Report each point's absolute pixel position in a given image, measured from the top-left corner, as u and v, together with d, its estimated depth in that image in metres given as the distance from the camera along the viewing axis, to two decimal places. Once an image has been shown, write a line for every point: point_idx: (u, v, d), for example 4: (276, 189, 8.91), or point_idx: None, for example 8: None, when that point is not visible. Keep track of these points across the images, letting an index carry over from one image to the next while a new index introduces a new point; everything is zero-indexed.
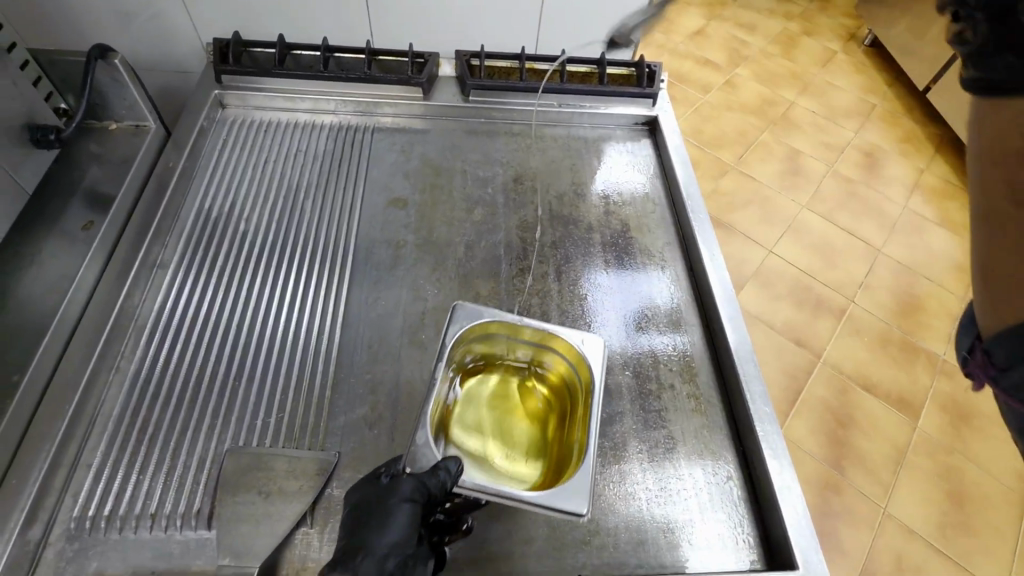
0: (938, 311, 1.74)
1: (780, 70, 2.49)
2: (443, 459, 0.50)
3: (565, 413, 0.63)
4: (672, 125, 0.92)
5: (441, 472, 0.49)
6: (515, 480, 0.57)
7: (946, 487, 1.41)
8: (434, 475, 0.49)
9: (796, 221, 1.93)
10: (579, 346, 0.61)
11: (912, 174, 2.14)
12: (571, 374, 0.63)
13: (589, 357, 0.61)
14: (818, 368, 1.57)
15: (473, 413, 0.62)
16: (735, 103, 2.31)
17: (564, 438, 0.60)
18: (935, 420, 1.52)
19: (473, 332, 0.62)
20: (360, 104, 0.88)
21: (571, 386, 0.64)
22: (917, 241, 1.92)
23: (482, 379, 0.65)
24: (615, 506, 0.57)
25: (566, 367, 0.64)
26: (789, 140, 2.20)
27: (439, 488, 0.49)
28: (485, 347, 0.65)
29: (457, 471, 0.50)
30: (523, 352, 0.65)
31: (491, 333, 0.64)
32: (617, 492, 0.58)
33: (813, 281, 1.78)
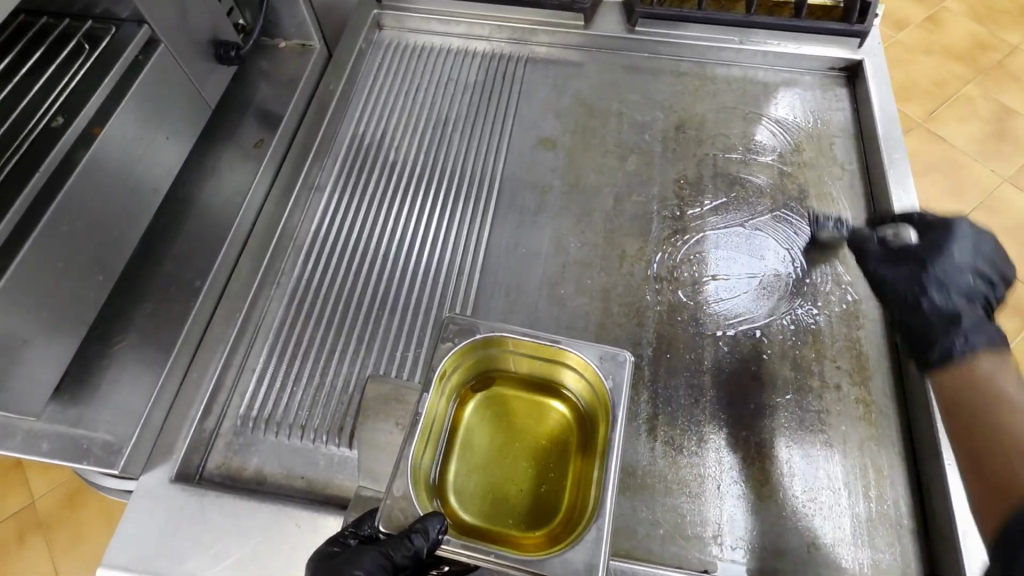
0: None
1: (1007, 4, 2.00)
2: (418, 522, 0.44)
3: (586, 437, 0.55)
4: (881, 72, 0.76)
5: (415, 538, 0.44)
6: (519, 522, 0.52)
7: None
8: (403, 543, 0.43)
9: (991, 198, 1.61)
10: (595, 364, 0.53)
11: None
12: (591, 396, 0.55)
13: (608, 380, 0.52)
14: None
15: (479, 442, 0.56)
16: (938, 45, 1.91)
17: (583, 473, 0.53)
18: None
19: (466, 351, 0.55)
20: (516, 30, 0.82)
21: (594, 411, 0.55)
22: None
23: (488, 400, 0.58)
24: (735, 502, 0.53)
25: (585, 386, 0.55)
26: (1002, 95, 1.79)
27: (411, 558, 0.43)
28: (488, 363, 0.57)
29: (434, 536, 0.44)
30: (533, 368, 0.57)
31: (492, 350, 0.56)
32: (735, 488, 0.53)
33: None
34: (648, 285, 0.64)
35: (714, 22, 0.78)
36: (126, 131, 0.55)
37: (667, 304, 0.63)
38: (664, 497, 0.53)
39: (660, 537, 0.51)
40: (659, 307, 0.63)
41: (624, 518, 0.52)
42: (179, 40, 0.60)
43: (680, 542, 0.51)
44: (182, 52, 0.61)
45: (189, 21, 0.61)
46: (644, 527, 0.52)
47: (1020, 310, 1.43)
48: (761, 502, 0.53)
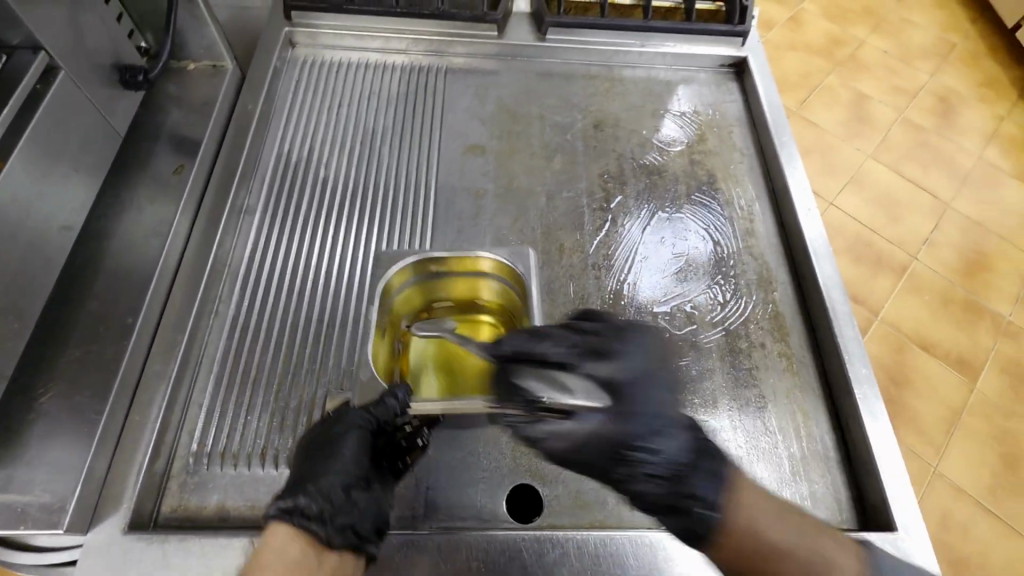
0: (1006, 271, 1.79)
1: (852, 5, 2.41)
2: (389, 390, 0.54)
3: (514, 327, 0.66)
4: (762, 67, 0.86)
5: (387, 400, 0.53)
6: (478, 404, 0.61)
7: (1001, 452, 1.48)
8: (379, 405, 0.53)
9: (859, 172, 1.95)
10: (505, 259, 0.63)
11: (980, 140, 2.08)
12: (508, 291, 0.66)
13: (520, 267, 0.62)
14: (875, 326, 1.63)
15: (431, 360, 0.64)
16: (799, 42, 2.26)
17: None
18: (995, 383, 1.58)
19: (403, 278, 0.64)
20: (432, 43, 0.84)
21: (514, 304, 0.66)
22: (989, 196, 1.95)
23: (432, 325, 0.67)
24: None
25: (502, 286, 0.66)
26: (856, 84, 2.17)
27: (389, 416, 0.53)
28: (419, 289, 0.66)
29: (404, 398, 0.53)
30: (461, 287, 0.67)
31: (422, 278, 0.65)
32: None
33: (877, 238, 1.81)
34: (588, 273, 0.68)
35: (617, 27, 0.84)
36: (29, 165, 0.51)
37: (607, 290, 0.67)
38: None
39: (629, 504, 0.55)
40: (601, 292, 0.67)
41: (594, 491, 0.55)
42: (79, 65, 0.56)
43: None
44: (84, 78, 0.57)
45: (90, 44, 0.58)
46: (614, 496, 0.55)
47: (896, 268, 1.75)
48: None
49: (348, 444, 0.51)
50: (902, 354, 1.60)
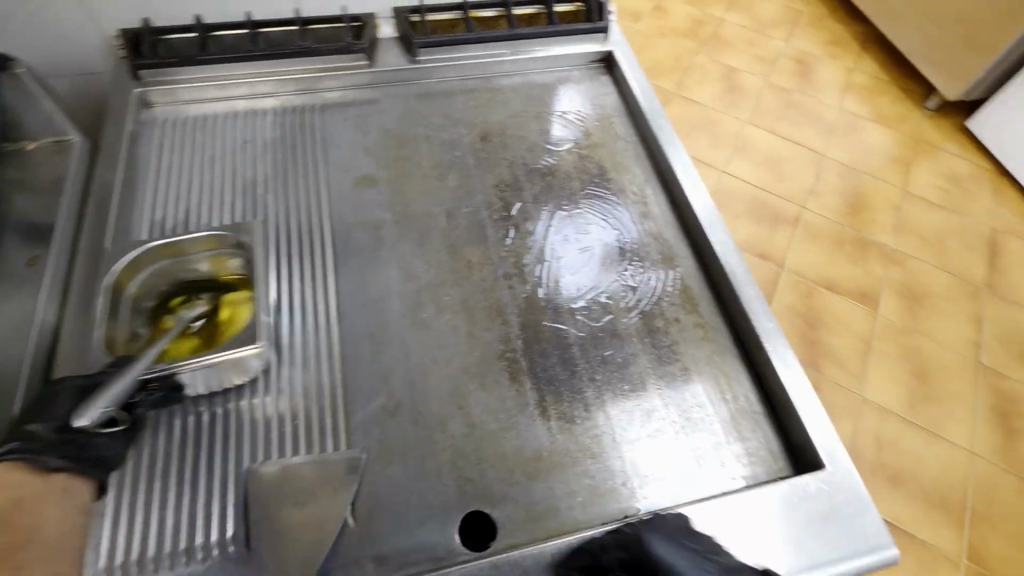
0: (882, 204, 1.97)
1: None
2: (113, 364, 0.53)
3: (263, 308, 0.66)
4: (628, 58, 0.90)
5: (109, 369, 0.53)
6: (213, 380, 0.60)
7: (912, 367, 1.62)
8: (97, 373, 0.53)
9: (742, 139, 2.10)
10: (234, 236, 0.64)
11: (837, 93, 2.30)
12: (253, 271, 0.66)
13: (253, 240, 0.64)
14: (785, 277, 1.76)
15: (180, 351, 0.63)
16: (666, 27, 2.44)
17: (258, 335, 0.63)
18: (894, 307, 1.74)
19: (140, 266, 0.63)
20: (301, 81, 0.81)
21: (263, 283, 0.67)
22: (855, 141, 2.15)
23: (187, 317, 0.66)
24: (632, 444, 0.58)
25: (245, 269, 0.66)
26: (724, 59, 2.36)
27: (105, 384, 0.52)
28: (167, 277, 0.65)
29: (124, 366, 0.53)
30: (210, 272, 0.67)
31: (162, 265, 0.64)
32: (630, 432, 0.59)
33: (769, 194, 1.95)
34: (501, 285, 0.68)
35: (486, 40, 0.86)
36: None
37: (522, 298, 0.67)
38: (574, 467, 0.56)
39: (581, 504, 0.55)
40: (517, 300, 0.67)
41: (545, 501, 0.54)
42: None
43: (598, 502, 0.55)
44: None
45: None
46: (564, 501, 0.55)
47: (791, 221, 1.89)
48: (650, 435, 0.59)
49: (60, 402, 0.51)
50: (812, 298, 1.73)
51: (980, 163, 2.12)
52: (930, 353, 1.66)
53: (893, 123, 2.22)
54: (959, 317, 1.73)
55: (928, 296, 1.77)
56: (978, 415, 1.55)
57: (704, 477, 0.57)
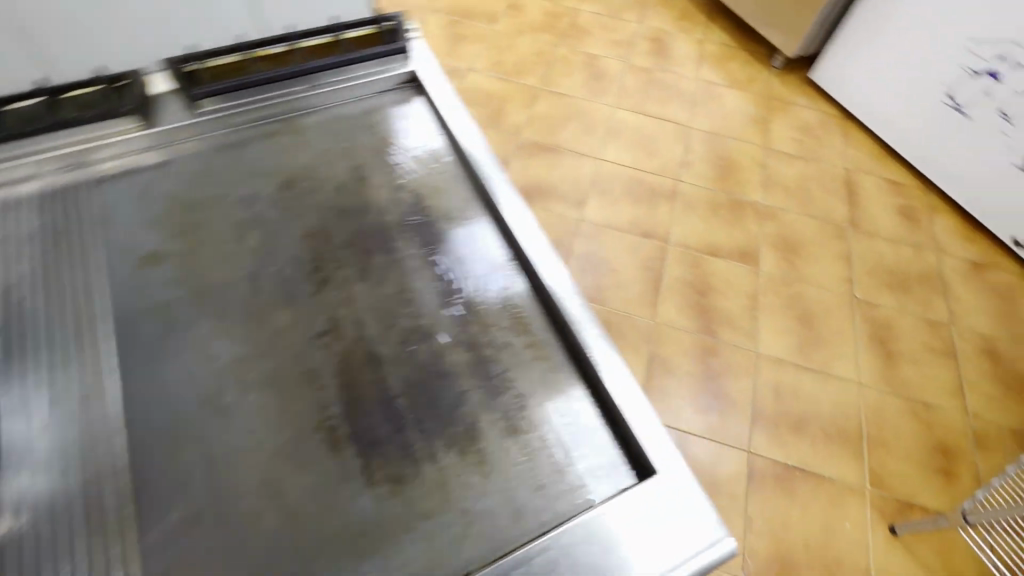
0: (748, 164, 2.07)
1: None
2: None
3: None
4: (435, 77, 0.87)
5: None
6: None
7: (797, 314, 1.71)
8: None
9: (611, 123, 2.14)
10: None
11: (693, 65, 2.40)
12: None
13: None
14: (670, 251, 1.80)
15: None
16: (522, 24, 2.45)
17: None
18: (773, 260, 1.82)
19: None
20: (64, 155, 0.71)
21: None
22: (716, 108, 2.25)
23: None
24: (472, 491, 0.55)
25: None
26: (582, 47, 2.40)
27: None
28: None
29: None
30: None
31: None
32: (469, 478, 0.56)
33: (644, 173, 2.00)
34: (314, 345, 0.62)
35: (275, 78, 0.81)
36: None
37: (340, 354, 0.62)
38: (407, 532, 0.52)
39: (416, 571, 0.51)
40: (334, 359, 0.61)
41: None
42: None
43: (435, 563, 0.51)
44: None
45: None
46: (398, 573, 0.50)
47: (668, 195, 1.95)
48: (489, 476, 0.56)
49: None
50: (698, 266, 1.78)
51: (827, 111, 2.28)
52: (810, 297, 1.75)
53: (746, 86, 2.34)
54: (831, 259, 1.84)
55: (801, 244, 1.87)
56: (860, 347, 1.66)
57: (547, 507, 0.55)
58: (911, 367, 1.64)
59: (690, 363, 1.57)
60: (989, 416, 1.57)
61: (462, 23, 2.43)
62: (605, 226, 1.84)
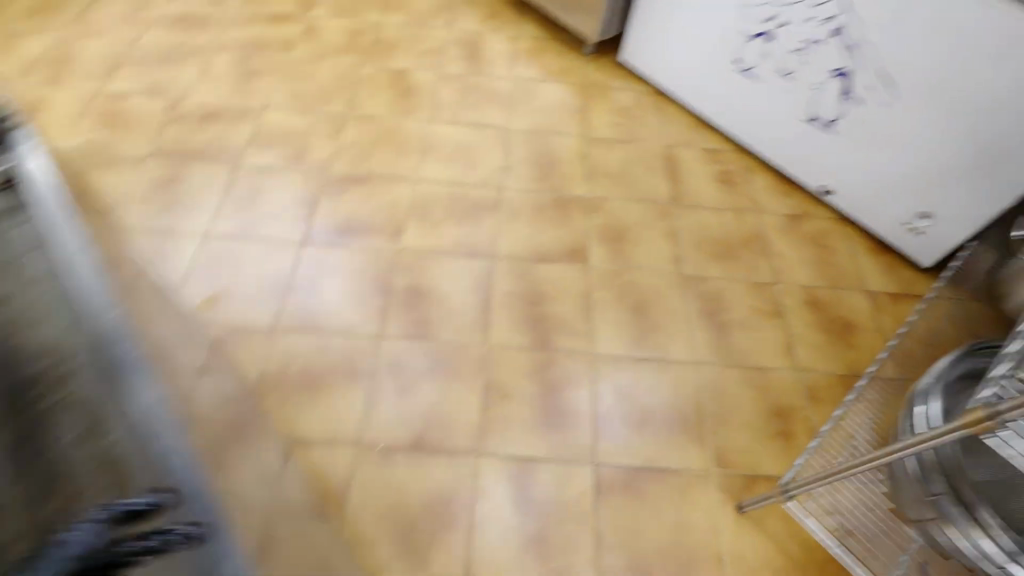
0: (570, 157, 2.04)
1: None
2: None
3: None
4: None
5: None
6: None
7: (631, 304, 1.69)
8: None
9: (426, 140, 2.04)
10: None
11: (506, 63, 2.34)
12: None
13: None
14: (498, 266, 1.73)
15: None
16: (322, 47, 2.30)
17: None
18: (603, 253, 1.79)
19: None
20: None
21: None
22: (533, 103, 2.20)
23: None
24: None
25: None
26: (390, 62, 2.28)
27: None
28: None
29: None
30: None
31: None
32: None
33: (464, 187, 1.91)
34: None
35: None
36: None
37: None
38: None
39: None
40: None
41: None
42: None
43: None
44: None
45: None
46: None
47: (491, 206, 1.88)
48: None
49: None
50: (529, 277, 1.72)
51: (642, 89, 2.29)
52: (643, 284, 1.74)
53: (562, 76, 2.31)
54: (658, 240, 1.84)
55: (629, 231, 1.86)
56: (694, 325, 1.67)
57: None
58: (744, 335, 1.66)
59: (527, 382, 1.52)
60: (818, 367, 1.62)
61: (256, 55, 2.24)
62: (428, 253, 1.75)
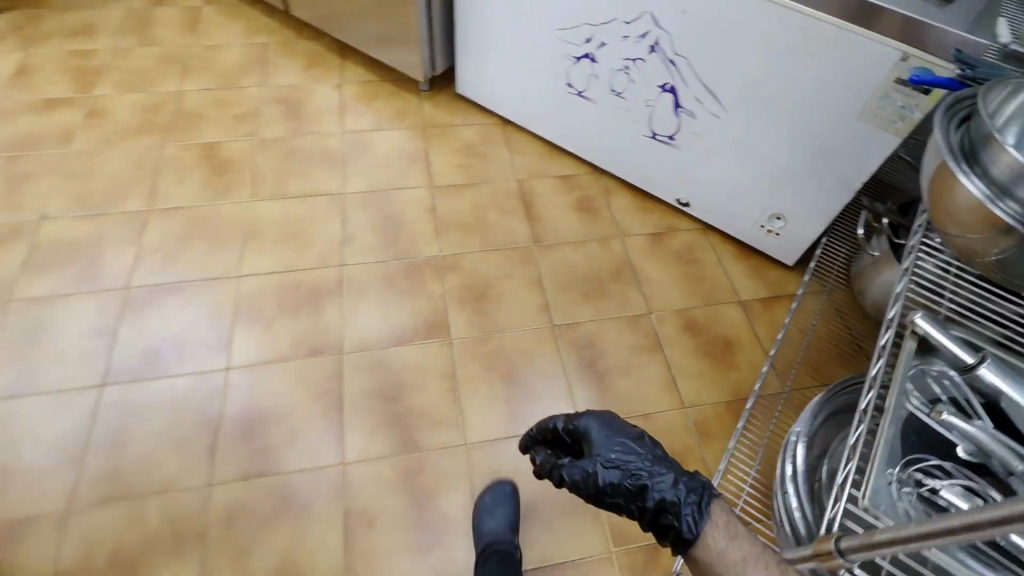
0: (416, 214, 1.85)
1: (149, 62, 2.20)
2: None
3: None
4: None
5: None
6: None
7: (501, 374, 1.53)
8: None
9: (248, 223, 1.78)
10: None
11: (335, 116, 2.11)
12: None
13: None
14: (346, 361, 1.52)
15: None
16: (111, 131, 1.97)
17: None
18: (464, 319, 1.62)
19: None
20: None
21: None
22: (369, 157, 1.99)
23: None
24: None
25: None
26: (197, 137, 1.99)
27: None
28: None
29: None
30: None
31: None
32: None
33: (298, 272, 1.68)
34: None
35: None
36: None
37: None
38: None
39: None
40: None
41: None
42: None
43: None
44: None
45: None
46: None
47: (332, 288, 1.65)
48: None
49: None
50: (385, 365, 1.52)
51: (486, 122, 2.14)
52: (512, 346, 1.59)
53: (398, 122, 2.12)
54: (522, 291, 1.70)
55: (490, 286, 1.70)
56: (572, 382, 1.53)
57: None
58: (625, 380, 1.55)
59: (393, 497, 1.33)
60: (703, 401, 1.53)
61: (25, 155, 1.88)
62: (262, 362, 1.51)
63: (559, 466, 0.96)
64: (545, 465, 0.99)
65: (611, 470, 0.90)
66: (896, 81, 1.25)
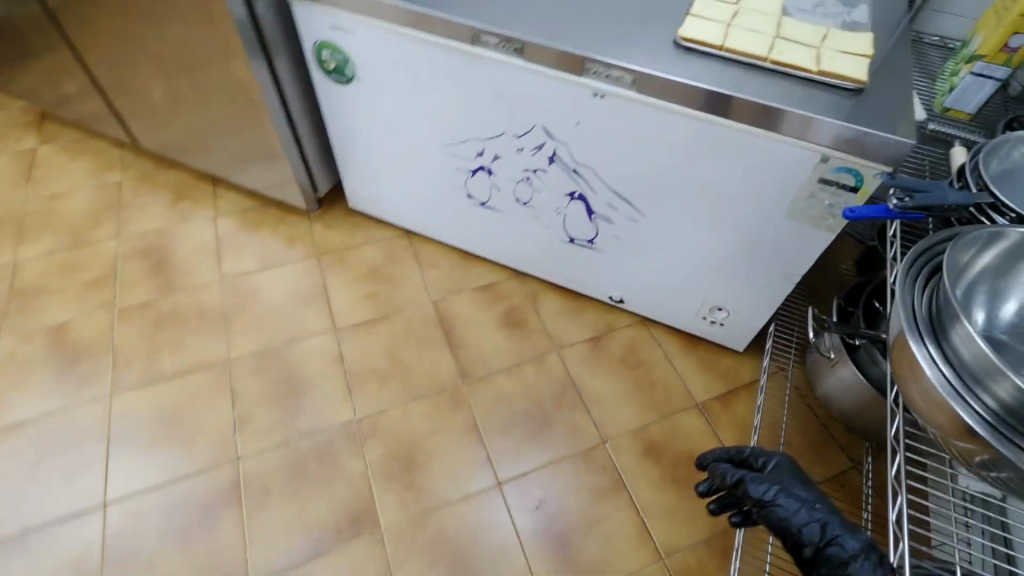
0: (321, 370, 1.60)
1: None
2: None
3: None
4: None
5: None
6: None
7: (446, 566, 1.30)
8: None
9: (115, 425, 1.47)
10: None
11: (211, 261, 1.82)
12: None
13: None
14: None
15: None
16: None
17: None
18: (393, 500, 1.38)
19: None
20: None
21: None
22: (257, 307, 1.72)
23: None
24: None
25: None
26: (40, 319, 1.66)
27: None
28: None
29: None
30: None
31: None
32: None
33: (183, 481, 1.39)
34: None
35: None
36: None
37: None
38: None
39: None
40: None
41: None
42: None
43: None
44: None
45: None
46: None
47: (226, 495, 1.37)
48: None
49: None
50: None
51: (388, 236, 1.92)
52: (455, 524, 1.36)
53: (287, 255, 1.86)
54: (457, 446, 1.47)
55: (419, 447, 1.47)
56: (529, 556, 1.32)
57: None
58: (588, 539, 1.35)
59: None
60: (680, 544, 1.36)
61: None
62: None
63: (724, 477, 0.94)
64: (725, 477, 0.92)
65: (788, 502, 0.84)
66: (820, 181, 1.12)
